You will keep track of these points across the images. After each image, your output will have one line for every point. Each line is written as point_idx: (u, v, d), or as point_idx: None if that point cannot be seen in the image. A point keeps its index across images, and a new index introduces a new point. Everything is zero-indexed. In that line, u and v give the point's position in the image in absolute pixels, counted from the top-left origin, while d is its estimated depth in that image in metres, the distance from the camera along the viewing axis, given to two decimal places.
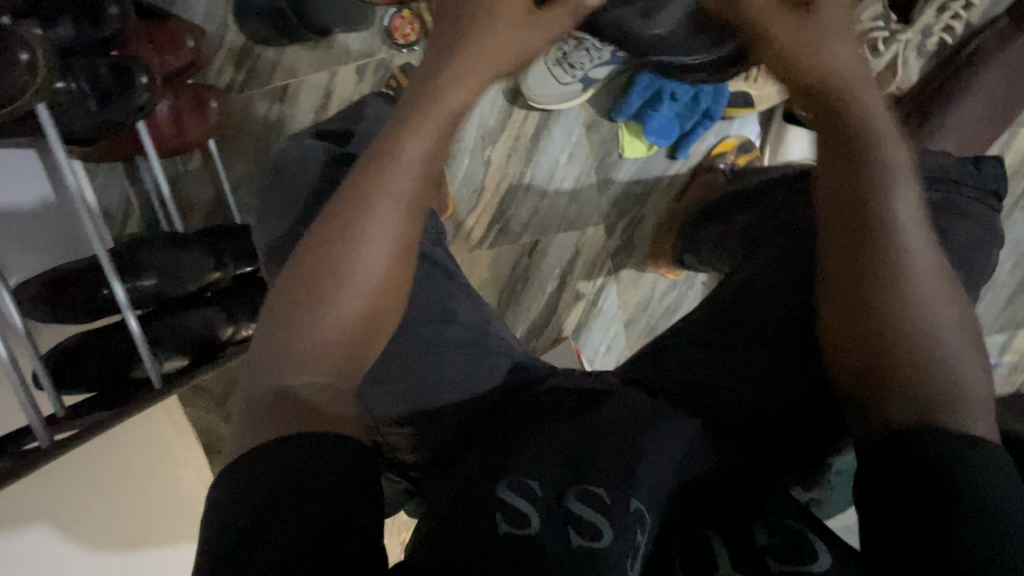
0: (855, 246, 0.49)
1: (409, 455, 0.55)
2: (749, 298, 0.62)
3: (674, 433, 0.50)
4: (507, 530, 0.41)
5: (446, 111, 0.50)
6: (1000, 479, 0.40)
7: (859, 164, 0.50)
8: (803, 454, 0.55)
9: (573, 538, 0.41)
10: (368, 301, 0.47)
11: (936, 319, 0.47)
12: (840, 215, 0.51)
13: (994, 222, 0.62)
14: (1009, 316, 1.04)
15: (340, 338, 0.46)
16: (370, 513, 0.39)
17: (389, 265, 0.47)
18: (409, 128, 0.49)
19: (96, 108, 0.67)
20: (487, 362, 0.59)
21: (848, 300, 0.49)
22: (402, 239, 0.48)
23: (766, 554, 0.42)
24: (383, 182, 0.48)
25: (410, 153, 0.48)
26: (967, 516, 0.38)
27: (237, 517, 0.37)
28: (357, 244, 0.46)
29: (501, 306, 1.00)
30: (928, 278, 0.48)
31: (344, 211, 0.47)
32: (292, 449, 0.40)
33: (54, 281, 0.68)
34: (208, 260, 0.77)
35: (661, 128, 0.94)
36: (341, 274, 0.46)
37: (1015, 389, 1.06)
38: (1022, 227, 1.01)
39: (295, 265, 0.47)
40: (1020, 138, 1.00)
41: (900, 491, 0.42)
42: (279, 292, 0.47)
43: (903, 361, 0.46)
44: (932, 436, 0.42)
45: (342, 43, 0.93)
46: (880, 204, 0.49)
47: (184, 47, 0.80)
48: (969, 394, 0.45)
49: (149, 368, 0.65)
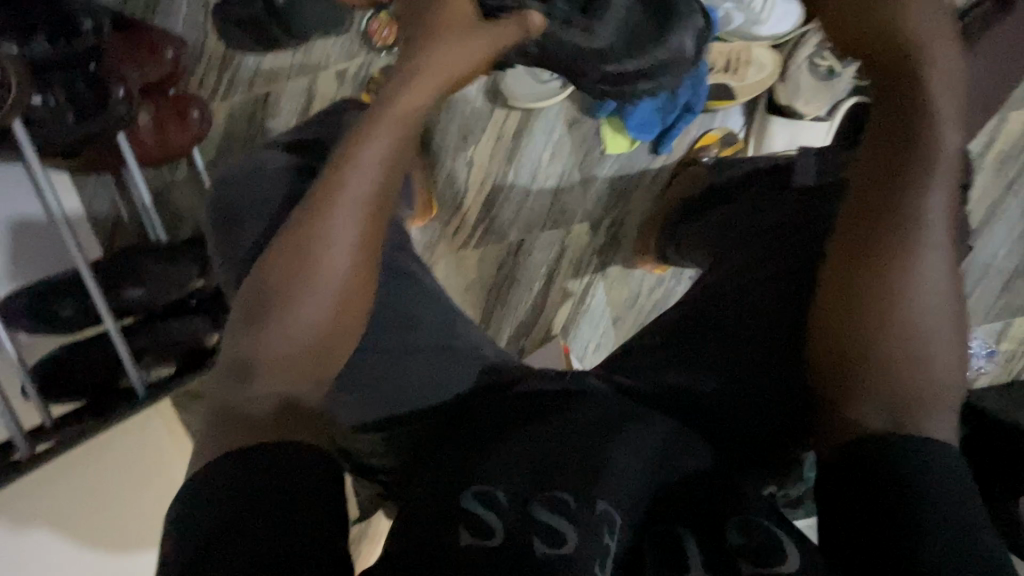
0: (867, 239, 0.50)
1: (378, 459, 0.58)
2: (721, 298, 0.62)
3: (647, 431, 0.49)
4: (468, 542, 0.40)
5: (399, 120, 0.52)
6: (954, 481, 0.42)
7: (894, 160, 0.51)
8: (771, 455, 0.55)
9: (537, 545, 0.41)
10: (334, 306, 0.49)
11: (930, 326, 0.47)
12: (864, 206, 0.51)
13: (968, 217, 0.62)
14: (1004, 303, 1.03)
15: (312, 343, 0.48)
16: (335, 519, 0.40)
17: (355, 269, 0.50)
18: (360, 137, 0.51)
19: (73, 121, 0.68)
20: (456, 367, 0.60)
21: (848, 291, 0.50)
22: (369, 248, 0.51)
23: (739, 558, 0.41)
24: (348, 192, 0.49)
25: (367, 161, 0.50)
26: (932, 524, 0.39)
27: (194, 537, 0.37)
28: (317, 248, 0.49)
29: (489, 306, 0.99)
30: (932, 285, 0.48)
31: (321, 219, 0.49)
32: (255, 466, 0.41)
33: (40, 294, 0.70)
34: (193, 269, 0.75)
35: (643, 122, 0.94)
36: (314, 280, 0.48)
37: (1014, 377, 1.05)
38: (1014, 212, 1.01)
39: (263, 276, 0.49)
40: (1010, 123, 0.99)
41: (870, 494, 0.42)
42: (246, 293, 0.49)
43: (884, 359, 0.47)
44: (893, 442, 0.43)
45: (321, 47, 0.94)
46: (907, 201, 0.49)
47: (163, 58, 0.80)
48: (939, 399, 0.46)
49: (134, 379, 0.68)
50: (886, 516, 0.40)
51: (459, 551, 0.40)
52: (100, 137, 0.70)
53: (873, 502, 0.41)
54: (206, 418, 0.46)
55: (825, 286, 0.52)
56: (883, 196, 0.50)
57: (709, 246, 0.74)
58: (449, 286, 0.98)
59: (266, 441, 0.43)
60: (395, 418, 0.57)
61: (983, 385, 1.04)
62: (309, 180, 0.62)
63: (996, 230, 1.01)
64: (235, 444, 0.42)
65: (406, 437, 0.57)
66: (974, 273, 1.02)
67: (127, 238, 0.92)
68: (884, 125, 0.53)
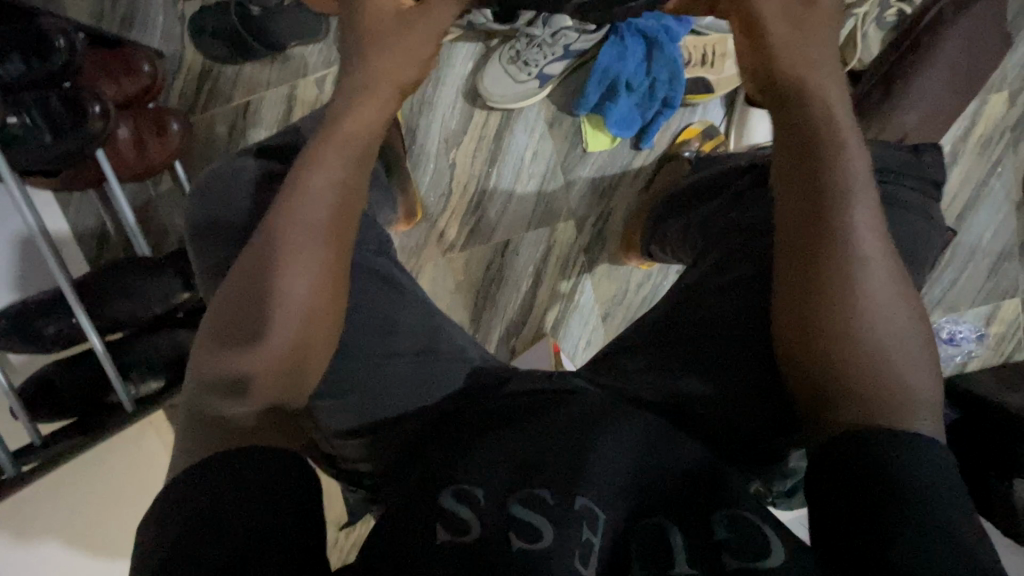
0: (809, 251, 0.48)
1: (364, 465, 0.58)
2: (697, 293, 0.62)
3: (629, 431, 0.49)
4: (445, 538, 0.40)
5: (338, 144, 0.52)
6: (937, 472, 0.41)
7: (817, 168, 0.49)
8: (751, 448, 0.55)
9: (514, 540, 0.40)
10: (294, 332, 0.48)
11: (891, 329, 0.46)
12: (795, 219, 0.50)
13: (932, 210, 0.62)
14: (992, 286, 1.03)
15: (270, 372, 0.47)
16: (308, 530, 0.40)
17: (313, 292, 0.49)
18: (306, 166, 0.51)
19: (51, 141, 0.66)
20: (438, 371, 0.60)
21: (801, 303, 0.48)
22: (327, 271, 0.50)
23: (722, 549, 0.41)
24: (293, 219, 0.49)
25: (311, 189, 0.50)
26: (910, 514, 0.39)
27: (164, 540, 0.37)
28: (272, 276, 0.48)
29: (478, 308, 0.98)
30: (885, 288, 0.47)
31: (270, 248, 0.49)
32: (232, 469, 0.41)
33: (25, 313, 0.69)
34: (176, 283, 0.76)
35: (622, 119, 0.94)
36: (268, 308, 0.47)
37: (1006, 359, 1.05)
38: (998, 194, 1.01)
39: (229, 294, 0.49)
40: (989, 107, 0.99)
41: (850, 484, 0.41)
42: (204, 334, 0.48)
43: (853, 367, 0.45)
44: (875, 436, 0.43)
45: (300, 55, 0.94)
46: (834, 212, 0.48)
47: (140, 72, 0.80)
48: (917, 398, 0.45)
49: (118, 392, 0.67)
50: (867, 506, 0.40)
51: (437, 550, 0.40)
52: (79, 153, 0.70)
53: (853, 493, 0.41)
54: (183, 424, 0.46)
55: (779, 298, 0.51)
56: (813, 207, 0.49)
57: (689, 241, 0.75)
58: (436, 290, 0.97)
59: (241, 447, 0.43)
60: (377, 424, 0.57)
61: (975, 368, 1.04)
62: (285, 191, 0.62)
63: (981, 213, 1.01)
64: (209, 454, 0.43)
65: (388, 445, 0.57)
66: (961, 257, 1.02)
67: (113, 253, 0.92)
68: (844, 121, 0.51)
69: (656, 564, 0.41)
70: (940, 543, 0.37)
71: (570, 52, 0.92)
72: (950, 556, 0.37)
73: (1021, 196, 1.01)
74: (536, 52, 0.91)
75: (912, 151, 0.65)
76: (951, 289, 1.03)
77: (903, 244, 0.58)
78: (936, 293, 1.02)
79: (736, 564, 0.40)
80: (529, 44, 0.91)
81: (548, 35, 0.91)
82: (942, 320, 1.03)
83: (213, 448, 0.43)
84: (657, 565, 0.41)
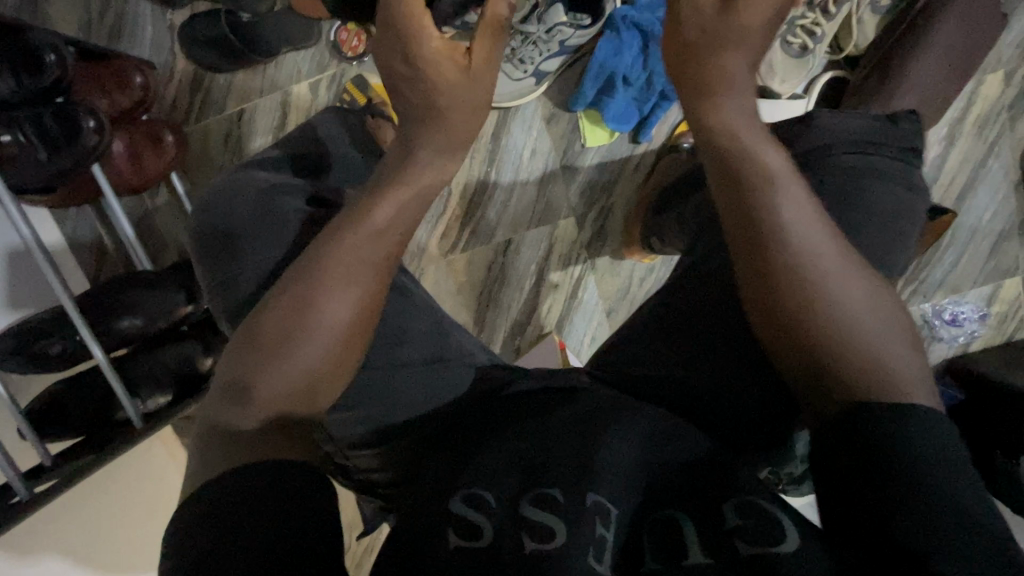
0: (751, 250, 0.48)
1: (379, 474, 0.58)
2: (694, 282, 0.62)
3: (637, 425, 0.49)
4: (456, 543, 0.40)
5: (406, 190, 0.52)
6: (938, 440, 0.39)
7: (737, 168, 0.50)
8: (764, 439, 0.55)
9: (525, 542, 0.40)
10: (330, 361, 0.48)
11: (858, 305, 0.45)
12: (732, 222, 0.50)
13: (913, 177, 0.62)
14: (993, 265, 1.03)
15: (297, 390, 0.47)
16: (325, 529, 0.40)
17: (356, 318, 0.49)
18: (365, 204, 0.51)
19: (45, 157, 0.66)
20: (449, 375, 0.60)
21: (760, 301, 0.48)
22: (370, 301, 0.50)
23: (736, 537, 0.41)
24: (347, 245, 0.49)
25: (373, 228, 0.50)
26: (919, 493, 0.37)
27: (190, 555, 0.37)
28: (315, 296, 0.48)
29: (482, 308, 0.98)
30: (834, 267, 0.46)
31: (316, 281, 0.48)
32: (239, 483, 0.40)
33: (29, 332, 0.69)
34: (180, 295, 0.76)
35: (620, 114, 0.94)
36: (309, 330, 0.47)
37: (1008, 338, 1.06)
38: (997, 175, 1.01)
39: (268, 311, 0.48)
40: (985, 87, 0.99)
41: (851, 468, 0.40)
42: (234, 357, 0.48)
43: (835, 354, 0.44)
44: (878, 415, 0.41)
45: (292, 61, 0.93)
46: (770, 210, 0.48)
47: (132, 84, 0.79)
48: (901, 370, 0.43)
49: (127, 409, 0.66)
50: (868, 488, 0.39)
51: (447, 554, 0.39)
52: (75, 169, 0.69)
53: (856, 479, 0.40)
54: (195, 440, 0.46)
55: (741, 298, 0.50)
56: (740, 210, 0.49)
57: (684, 231, 0.75)
58: (440, 291, 0.97)
59: (252, 460, 0.42)
60: (387, 434, 0.57)
61: (979, 349, 1.05)
62: (286, 200, 0.62)
63: (980, 194, 1.01)
64: (224, 468, 0.42)
65: (400, 451, 0.57)
66: (961, 238, 1.02)
67: (113, 267, 0.91)
68: None
69: (671, 555, 0.41)
70: (948, 518, 0.36)
71: (565, 48, 0.91)
72: (960, 532, 0.36)
73: (1019, 175, 1.02)
74: (530, 49, 0.90)
75: (890, 120, 0.65)
76: (953, 271, 1.03)
77: (903, 229, 0.59)
78: (937, 275, 1.03)
79: (750, 552, 0.40)
80: (525, 41, 0.90)
81: (543, 31, 0.90)
82: (945, 302, 1.04)
83: (222, 465, 0.42)
84: (674, 556, 0.41)
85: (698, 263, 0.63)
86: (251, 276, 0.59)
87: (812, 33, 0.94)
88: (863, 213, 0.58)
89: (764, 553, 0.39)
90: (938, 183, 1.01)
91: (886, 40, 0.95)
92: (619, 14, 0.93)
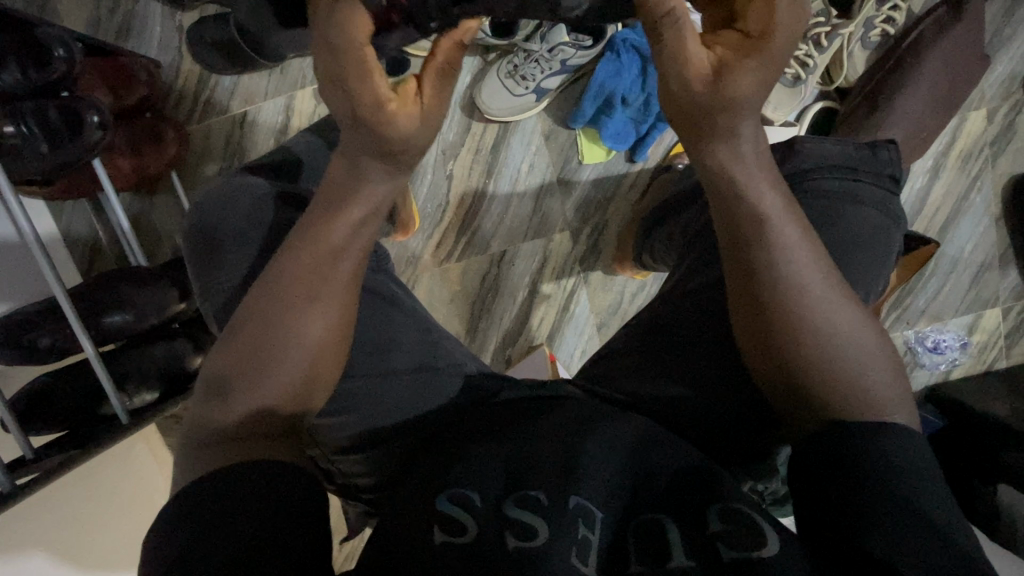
0: (749, 290, 0.48)
1: (362, 479, 0.59)
2: (678, 300, 0.63)
3: (620, 430, 0.49)
4: (441, 539, 0.41)
5: (355, 205, 0.49)
6: (912, 455, 0.41)
7: (734, 208, 0.48)
8: (746, 454, 0.56)
9: (509, 540, 0.41)
10: (307, 357, 0.48)
11: (844, 338, 0.46)
12: (727, 261, 0.49)
13: (891, 205, 0.64)
14: (974, 296, 1.07)
15: (281, 394, 0.47)
16: (310, 530, 0.40)
17: (327, 331, 0.48)
18: (317, 222, 0.49)
19: (48, 150, 0.64)
20: (439, 382, 0.61)
21: (757, 332, 0.48)
22: (343, 314, 0.49)
23: (718, 541, 0.41)
24: (314, 245, 0.48)
25: (326, 245, 0.49)
26: (882, 500, 0.39)
27: (180, 538, 0.38)
28: (279, 315, 0.47)
29: (474, 319, 0.99)
30: (829, 305, 0.46)
31: (285, 282, 0.48)
32: (244, 480, 0.41)
33: (16, 325, 0.68)
34: (173, 292, 0.76)
35: (617, 133, 0.97)
36: (275, 348, 0.47)
37: (987, 366, 1.09)
38: (977, 209, 1.04)
39: (246, 311, 0.48)
40: (969, 123, 1.02)
41: (824, 477, 0.42)
42: (216, 356, 0.48)
43: (822, 385, 0.45)
44: (857, 433, 0.43)
45: (297, 68, 0.95)
46: (761, 247, 0.47)
47: (137, 82, 0.79)
48: (879, 394, 0.45)
49: (114, 403, 0.65)
50: (837, 500, 0.41)
51: (434, 550, 0.40)
52: (76, 162, 0.68)
53: (829, 493, 0.41)
54: (185, 437, 0.47)
55: (738, 329, 0.50)
56: (739, 247, 0.48)
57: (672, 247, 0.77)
58: (433, 300, 0.98)
59: (248, 460, 0.43)
60: (375, 439, 0.58)
61: (959, 376, 1.08)
62: (284, 207, 0.63)
63: (961, 227, 1.04)
64: (216, 466, 0.43)
65: (384, 457, 0.57)
66: (945, 266, 1.05)
67: (106, 264, 0.91)
68: None
69: (657, 557, 0.41)
70: (920, 529, 0.38)
71: (567, 67, 0.94)
72: (927, 544, 0.37)
73: (998, 209, 1.05)
74: (533, 66, 0.92)
75: (869, 146, 0.65)
76: (935, 300, 1.06)
77: (879, 249, 0.61)
78: (920, 302, 1.05)
79: (732, 555, 0.40)
80: (527, 59, 0.93)
81: (546, 50, 0.93)
82: (928, 330, 1.06)
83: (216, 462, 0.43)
84: (656, 556, 0.41)
85: (686, 281, 0.64)
86: (250, 279, 0.59)
87: (805, 64, 0.95)
88: (843, 237, 0.60)
89: (745, 556, 0.40)
90: (921, 214, 1.04)
91: (874, 75, 0.99)
92: (620, 37, 0.95)
